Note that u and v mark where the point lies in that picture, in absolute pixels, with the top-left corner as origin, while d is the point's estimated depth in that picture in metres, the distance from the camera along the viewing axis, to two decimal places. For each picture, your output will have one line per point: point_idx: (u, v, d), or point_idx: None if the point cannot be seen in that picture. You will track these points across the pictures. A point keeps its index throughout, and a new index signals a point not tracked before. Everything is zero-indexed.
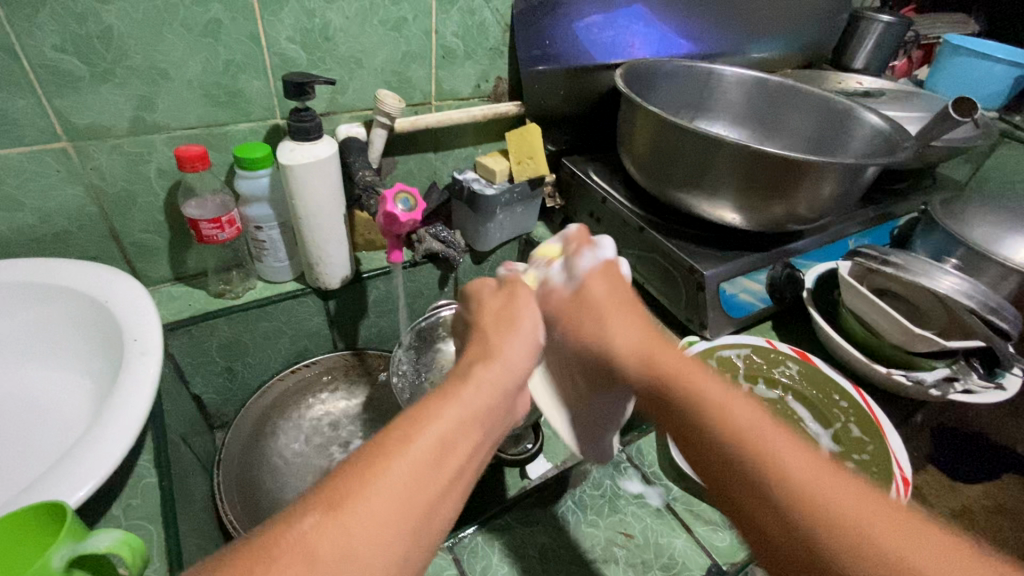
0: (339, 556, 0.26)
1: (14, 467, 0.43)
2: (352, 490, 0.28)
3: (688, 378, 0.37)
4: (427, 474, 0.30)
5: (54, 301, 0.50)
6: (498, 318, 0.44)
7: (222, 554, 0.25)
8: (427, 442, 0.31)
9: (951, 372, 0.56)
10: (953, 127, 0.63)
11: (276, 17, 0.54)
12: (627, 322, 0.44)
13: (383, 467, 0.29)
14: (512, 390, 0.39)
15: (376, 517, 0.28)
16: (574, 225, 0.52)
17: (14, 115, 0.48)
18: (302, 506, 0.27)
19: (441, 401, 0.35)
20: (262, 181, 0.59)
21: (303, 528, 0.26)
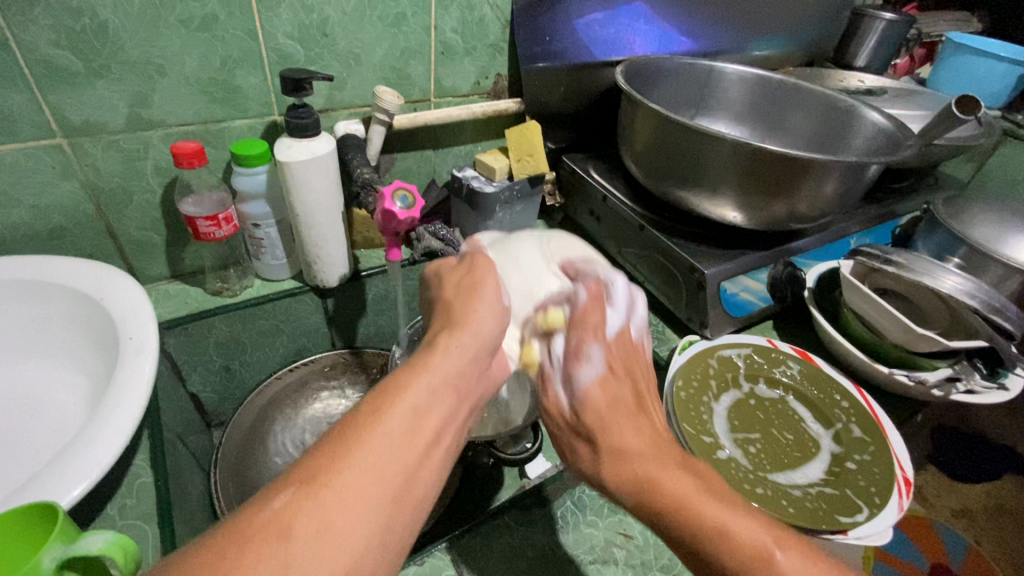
0: (316, 531, 0.25)
1: (8, 467, 0.42)
2: (325, 465, 0.28)
3: (693, 507, 0.34)
4: (401, 444, 0.30)
5: (48, 299, 0.49)
6: (457, 288, 0.40)
7: (197, 541, 0.24)
8: (400, 415, 0.31)
9: (954, 372, 0.55)
10: (956, 125, 0.62)
11: (273, 12, 0.54)
12: (625, 429, 0.39)
13: (356, 442, 0.29)
14: (484, 354, 0.37)
15: (351, 490, 0.27)
16: (586, 291, 0.42)
17: (9, 112, 0.48)
18: (277, 484, 0.27)
19: (411, 372, 0.33)
20: (260, 178, 0.58)
21: (277, 505, 0.26)
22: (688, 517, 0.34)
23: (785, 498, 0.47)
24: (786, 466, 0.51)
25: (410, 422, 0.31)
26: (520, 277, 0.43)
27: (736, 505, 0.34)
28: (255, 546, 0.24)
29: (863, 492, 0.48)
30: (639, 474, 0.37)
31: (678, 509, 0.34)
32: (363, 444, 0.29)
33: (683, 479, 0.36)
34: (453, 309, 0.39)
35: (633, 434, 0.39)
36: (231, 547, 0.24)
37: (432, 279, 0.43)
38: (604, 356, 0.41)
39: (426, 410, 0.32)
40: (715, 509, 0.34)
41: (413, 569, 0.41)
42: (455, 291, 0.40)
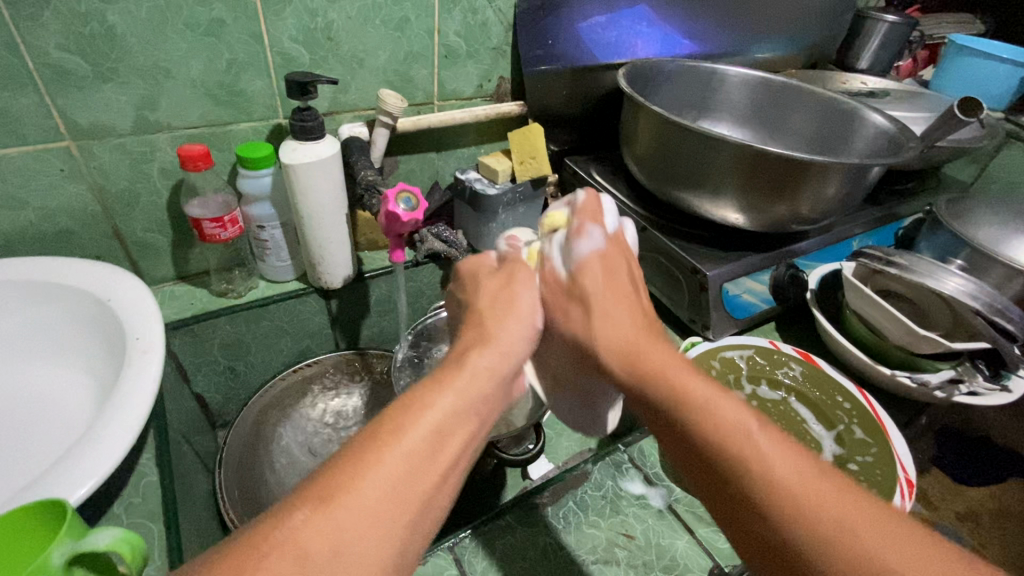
0: (329, 552, 0.26)
1: (16, 465, 0.43)
2: (343, 484, 0.28)
3: (671, 377, 0.35)
4: (419, 467, 0.30)
5: (56, 300, 0.50)
6: (493, 298, 0.41)
7: (214, 557, 0.25)
8: (420, 435, 0.31)
9: (957, 373, 0.55)
10: (958, 127, 0.63)
11: (279, 16, 0.54)
12: (618, 307, 0.40)
13: (375, 461, 0.29)
14: (508, 375, 0.38)
15: (366, 512, 0.27)
16: (585, 189, 0.44)
17: (18, 115, 0.48)
18: (295, 501, 0.27)
19: (435, 389, 0.34)
20: (265, 180, 0.59)
21: (293, 524, 0.26)
22: (666, 385, 0.35)
23: None
24: None
25: (432, 439, 0.31)
26: None
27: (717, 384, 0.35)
28: (268, 566, 0.25)
29: None
30: (624, 343, 0.39)
31: (658, 379, 0.36)
32: (381, 464, 0.29)
33: (670, 357, 0.37)
34: (486, 322, 0.40)
35: (622, 312, 0.40)
36: (248, 563, 0.25)
37: (468, 282, 0.44)
38: (604, 242, 0.42)
39: (449, 432, 0.32)
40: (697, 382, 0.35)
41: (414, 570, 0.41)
42: (491, 296, 0.42)
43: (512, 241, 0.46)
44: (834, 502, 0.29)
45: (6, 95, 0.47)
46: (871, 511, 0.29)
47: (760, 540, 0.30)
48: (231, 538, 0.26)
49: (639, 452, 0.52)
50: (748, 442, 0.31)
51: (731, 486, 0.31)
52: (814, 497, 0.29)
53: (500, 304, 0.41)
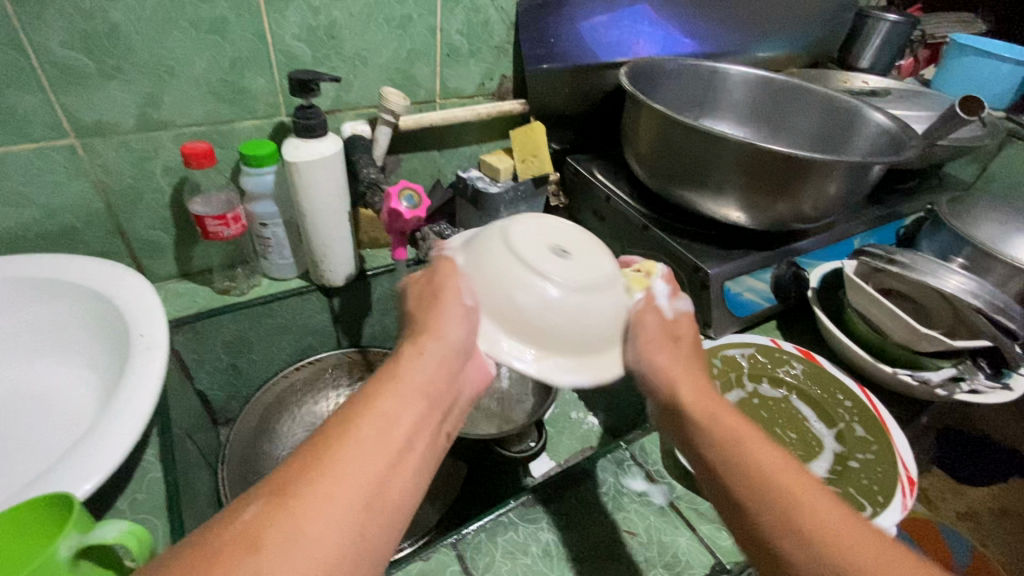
0: (282, 542, 0.26)
1: (20, 462, 0.43)
2: (294, 476, 0.29)
3: (744, 443, 0.36)
4: (366, 455, 0.30)
5: (60, 296, 0.50)
6: (419, 297, 0.40)
7: (167, 557, 0.25)
8: (363, 426, 0.31)
9: (958, 372, 0.55)
10: (960, 126, 0.63)
11: (282, 14, 0.54)
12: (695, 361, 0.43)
13: (322, 454, 0.30)
14: (458, 361, 0.38)
15: (317, 499, 0.28)
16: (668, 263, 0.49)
17: (23, 112, 0.49)
18: (248, 498, 0.28)
19: (381, 381, 0.35)
20: (268, 178, 0.59)
21: (246, 518, 0.27)
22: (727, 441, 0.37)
23: None
24: None
25: (374, 425, 0.32)
26: (519, 299, 0.38)
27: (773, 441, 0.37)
28: (222, 558, 0.25)
29: (866, 491, 0.48)
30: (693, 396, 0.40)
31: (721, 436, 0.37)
32: (326, 456, 0.30)
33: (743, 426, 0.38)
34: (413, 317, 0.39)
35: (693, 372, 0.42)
36: (202, 557, 0.25)
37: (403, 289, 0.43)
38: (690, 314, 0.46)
39: (393, 416, 0.33)
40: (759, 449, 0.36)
41: (417, 565, 0.41)
42: (419, 293, 0.40)
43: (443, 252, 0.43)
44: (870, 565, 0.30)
45: (10, 92, 0.48)
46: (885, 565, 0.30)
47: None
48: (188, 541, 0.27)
49: (641, 449, 0.52)
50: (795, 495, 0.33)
51: (762, 533, 0.33)
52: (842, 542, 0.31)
53: (424, 301, 0.39)
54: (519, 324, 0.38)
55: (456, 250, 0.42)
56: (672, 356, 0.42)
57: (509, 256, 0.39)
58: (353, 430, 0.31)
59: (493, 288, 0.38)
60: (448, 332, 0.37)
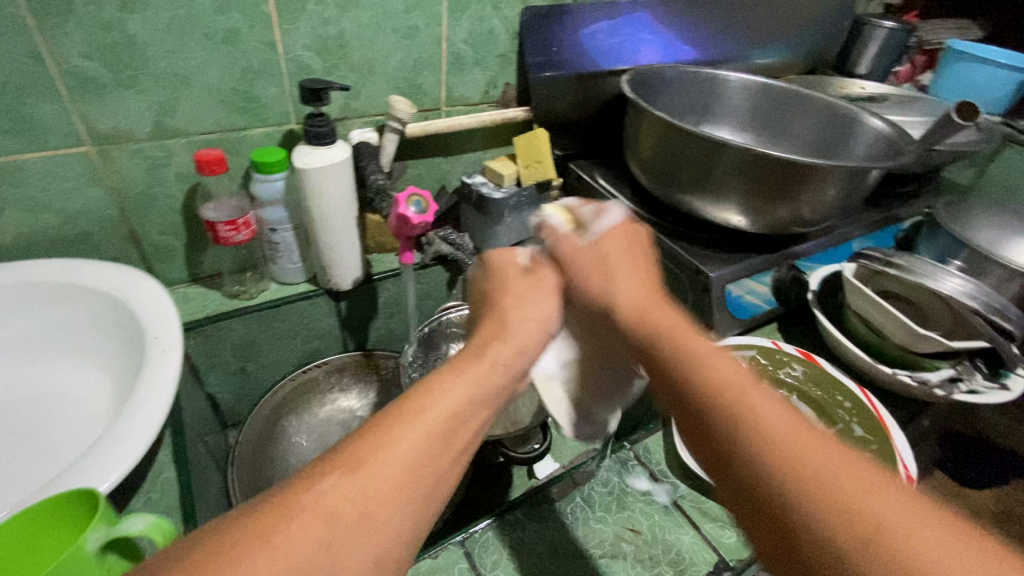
0: (356, 517, 0.27)
1: (38, 462, 0.44)
2: (368, 454, 0.29)
3: (685, 355, 0.35)
4: (440, 444, 0.31)
5: (76, 300, 0.51)
6: (516, 298, 0.42)
7: (243, 514, 0.25)
8: (438, 417, 0.31)
9: (956, 372, 0.57)
10: (955, 131, 0.64)
11: (293, 25, 0.56)
12: (637, 277, 0.43)
13: (397, 437, 0.30)
14: (523, 370, 0.38)
15: (387, 483, 0.28)
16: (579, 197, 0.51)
17: (41, 121, 0.50)
18: (324, 467, 0.28)
19: (458, 375, 0.34)
20: (278, 184, 0.60)
21: (322, 489, 0.27)
22: (696, 373, 0.34)
23: None
24: None
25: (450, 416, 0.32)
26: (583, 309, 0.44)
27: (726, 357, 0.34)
28: (295, 528, 0.25)
29: None
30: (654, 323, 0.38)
31: (680, 362, 0.35)
32: (402, 442, 0.29)
33: (692, 333, 0.37)
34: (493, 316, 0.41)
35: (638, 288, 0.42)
36: (277, 520, 0.25)
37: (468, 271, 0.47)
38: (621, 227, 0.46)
39: (466, 416, 0.33)
40: (733, 373, 0.33)
41: (427, 562, 0.42)
42: (524, 290, 0.42)
43: (552, 232, 0.46)
44: (853, 492, 0.26)
45: (30, 101, 0.49)
46: (879, 480, 0.27)
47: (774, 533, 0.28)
48: (258, 500, 0.26)
49: (644, 449, 0.53)
50: (759, 430, 0.29)
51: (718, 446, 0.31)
52: (818, 468, 0.27)
53: (520, 303, 0.41)
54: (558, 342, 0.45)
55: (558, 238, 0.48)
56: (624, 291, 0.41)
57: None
58: (429, 419, 0.31)
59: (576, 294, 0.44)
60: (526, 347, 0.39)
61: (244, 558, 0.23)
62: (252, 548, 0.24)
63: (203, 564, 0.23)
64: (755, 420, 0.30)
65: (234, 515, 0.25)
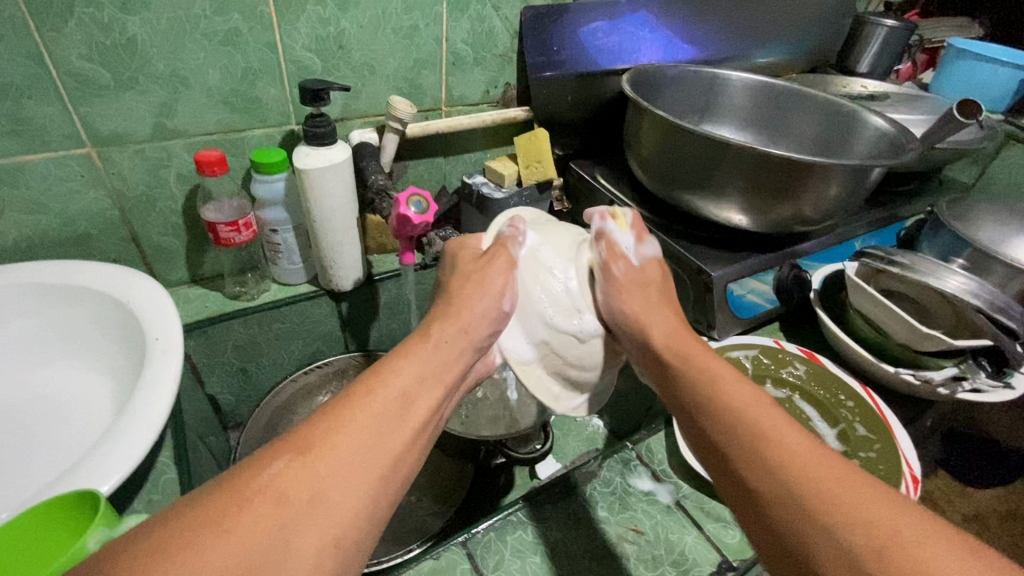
0: (308, 496, 0.28)
1: (39, 463, 0.44)
2: (317, 438, 0.30)
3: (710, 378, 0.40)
4: (389, 424, 0.32)
5: (76, 301, 0.51)
6: (466, 278, 0.45)
7: (193, 502, 0.26)
8: (387, 398, 0.33)
9: (959, 371, 0.56)
10: (958, 129, 0.63)
11: (292, 25, 0.56)
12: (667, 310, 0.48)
13: (345, 421, 0.31)
14: (468, 352, 0.41)
15: (338, 463, 0.29)
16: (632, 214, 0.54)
17: (41, 122, 0.50)
18: (271, 454, 0.29)
19: (402, 361, 0.37)
20: (278, 185, 0.60)
21: (272, 473, 0.28)
22: (719, 397, 0.38)
23: None
24: None
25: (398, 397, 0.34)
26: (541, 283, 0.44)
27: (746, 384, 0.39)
28: (247, 510, 0.26)
29: None
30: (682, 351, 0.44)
31: (703, 385, 0.40)
32: (351, 424, 0.31)
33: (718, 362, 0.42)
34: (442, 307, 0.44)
35: (660, 318, 0.47)
36: (229, 506, 0.26)
37: (452, 263, 0.49)
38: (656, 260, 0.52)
39: (413, 396, 0.35)
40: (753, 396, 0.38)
41: (430, 563, 0.42)
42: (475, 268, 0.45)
43: (514, 223, 0.48)
44: (846, 494, 0.31)
45: (30, 103, 0.49)
46: (878, 496, 0.31)
47: (769, 524, 0.32)
48: (206, 489, 0.27)
49: (647, 449, 0.53)
50: (772, 440, 0.35)
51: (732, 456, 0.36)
52: (818, 480, 0.32)
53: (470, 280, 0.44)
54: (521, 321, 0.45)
55: (530, 227, 0.48)
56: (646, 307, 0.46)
57: (545, 265, 0.45)
58: (377, 401, 0.33)
59: (534, 280, 0.44)
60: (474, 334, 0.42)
61: (196, 530, 0.25)
62: (203, 523, 0.25)
63: (154, 551, 0.23)
64: (776, 437, 0.35)
65: (183, 506, 0.26)
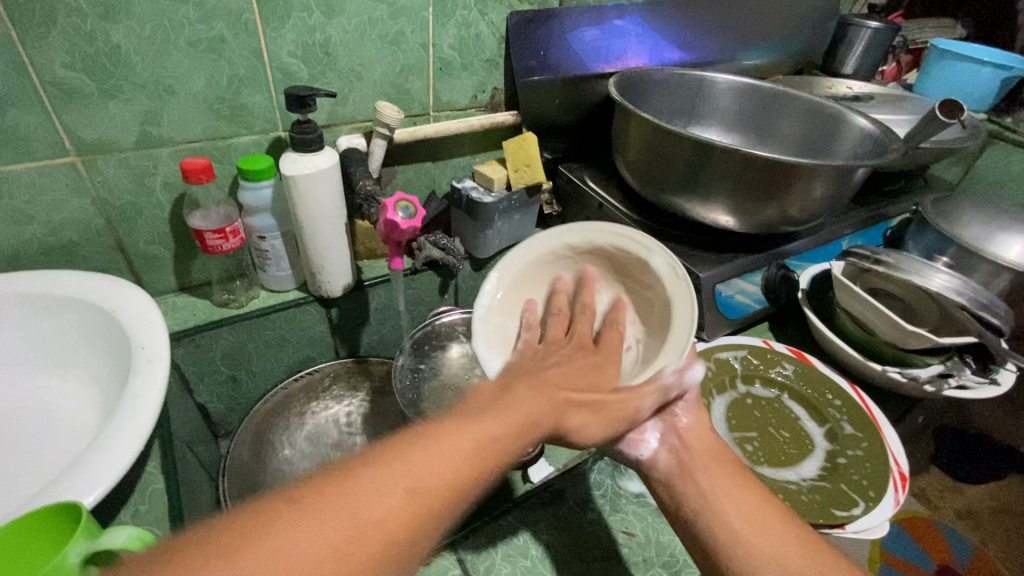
0: (409, 531, 0.28)
1: (23, 473, 0.44)
2: (426, 471, 0.30)
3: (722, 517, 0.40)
4: (484, 462, 0.32)
5: (61, 311, 0.51)
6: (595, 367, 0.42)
7: (310, 515, 0.26)
8: (487, 440, 0.33)
9: (945, 368, 0.57)
10: (940, 129, 0.64)
11: (278, 32, 0.56)
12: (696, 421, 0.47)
13: (447, 455, 0.31)
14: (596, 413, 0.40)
15: (436, 498, 0.30)
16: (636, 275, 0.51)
17: (24, 132, 0.50)
18: (385, 482, 0.29)
19: (504, 402, 0.36)
20: (265, 193, 0.60)
21: (387, 506, 0.28)
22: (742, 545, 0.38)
23: (782, 492, 0.48)
24: (782, 463, 0.52)
25: (489, 440, 0.33)
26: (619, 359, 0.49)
27: (762, 518, 0.40)
28: (359, 540, 0.27)
29: (858, 487, 0.49)
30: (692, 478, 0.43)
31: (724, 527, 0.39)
32: (454, 456, 0.31)
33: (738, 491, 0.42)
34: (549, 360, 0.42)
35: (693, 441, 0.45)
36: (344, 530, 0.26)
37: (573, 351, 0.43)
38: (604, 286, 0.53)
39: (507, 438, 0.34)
40: (749, 501, 0.41)
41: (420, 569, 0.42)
42: (591, 362, 0.43)
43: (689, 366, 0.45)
44: None
45: (13, 112, 0.49)
46: None
47: None
48: (317, 499, 0.27)
49: None
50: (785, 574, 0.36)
51: None
52: None
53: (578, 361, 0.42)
54: (527, 285, 0.53)
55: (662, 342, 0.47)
56: (691, 434, 0.46)
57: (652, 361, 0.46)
58: (475, 437, 0.33)
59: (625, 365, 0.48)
60: (609, 409, 0.39)
61: (302, 516, 0.26)
62: (299, 513, 0.26)
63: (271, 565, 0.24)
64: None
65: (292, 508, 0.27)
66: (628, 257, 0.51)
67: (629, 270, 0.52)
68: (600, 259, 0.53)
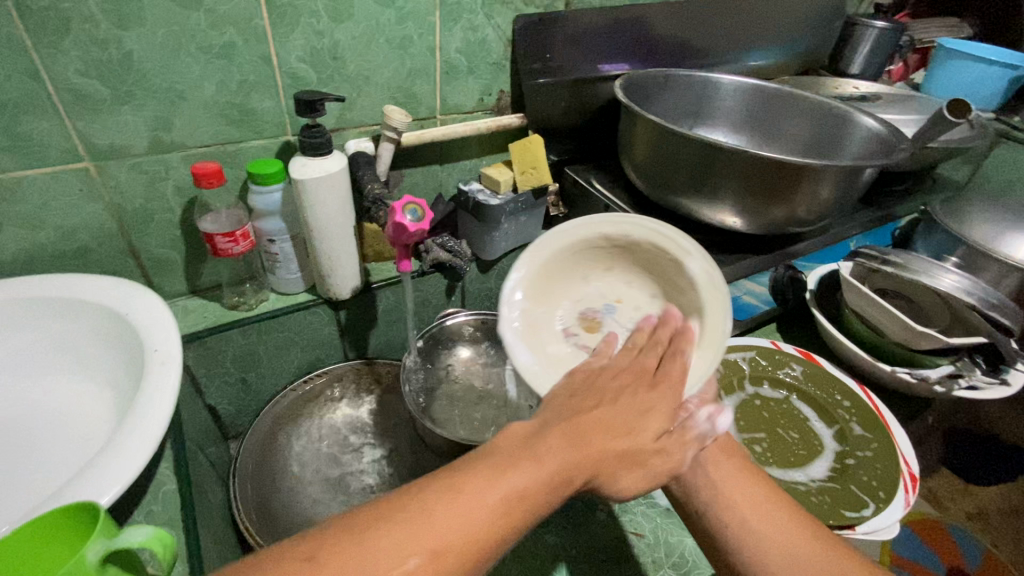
0: None
1: (38, 475, 0.45)
2: (448, 528, 0.29)
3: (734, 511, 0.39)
4: (510, 516, 0.31)
5: (75, 314, 0.52)
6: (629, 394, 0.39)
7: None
8: (514, 493, 0.31)
9: (956, 369, 0.56)
10: (949, 128, 0.64)
11: (287, 38, 0.56)
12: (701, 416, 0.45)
13: (471, 510, 0.30)
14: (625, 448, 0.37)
15: (460, 556, 0.29)
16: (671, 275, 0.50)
17: (39, 138, 0.50)
18: (405, 542, 0.28)
19: (537, 448, 0.34)
20: (276, 196, 0.61)
21: (407, 568, 0.28)
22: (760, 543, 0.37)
23: (792, 493, 0.48)
24: (791, 464, 0.52)
25: (518, 495, 0.31)
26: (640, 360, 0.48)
27: (774, 514, 0.39)
28: None
29: (867, 488, 0.49)
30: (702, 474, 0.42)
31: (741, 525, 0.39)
32: (477, 511, 0.30)
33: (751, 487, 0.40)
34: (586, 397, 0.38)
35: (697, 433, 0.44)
36: None
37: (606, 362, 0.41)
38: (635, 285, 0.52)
39: (537, 489, 0.32)
40: (761, 495, 0.40)
41: None
42: (629, 392, 0.39)
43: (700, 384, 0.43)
44: None
45: (28, 119, 0.49)
46: None
47: None
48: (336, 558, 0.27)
49: None
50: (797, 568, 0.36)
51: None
52: None
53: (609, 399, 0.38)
54: (558, 270, 0.51)
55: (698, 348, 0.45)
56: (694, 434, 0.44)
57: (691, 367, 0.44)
58: (502, 490, 0.31)
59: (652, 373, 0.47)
60: (649, 459, 0.37)
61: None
62: (318, 573, 0.26)
63: None
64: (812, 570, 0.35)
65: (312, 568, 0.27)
66: (665, 257, 0.50)
67: (664, 270, 0.50)
68: (633, 252, 0.51)
